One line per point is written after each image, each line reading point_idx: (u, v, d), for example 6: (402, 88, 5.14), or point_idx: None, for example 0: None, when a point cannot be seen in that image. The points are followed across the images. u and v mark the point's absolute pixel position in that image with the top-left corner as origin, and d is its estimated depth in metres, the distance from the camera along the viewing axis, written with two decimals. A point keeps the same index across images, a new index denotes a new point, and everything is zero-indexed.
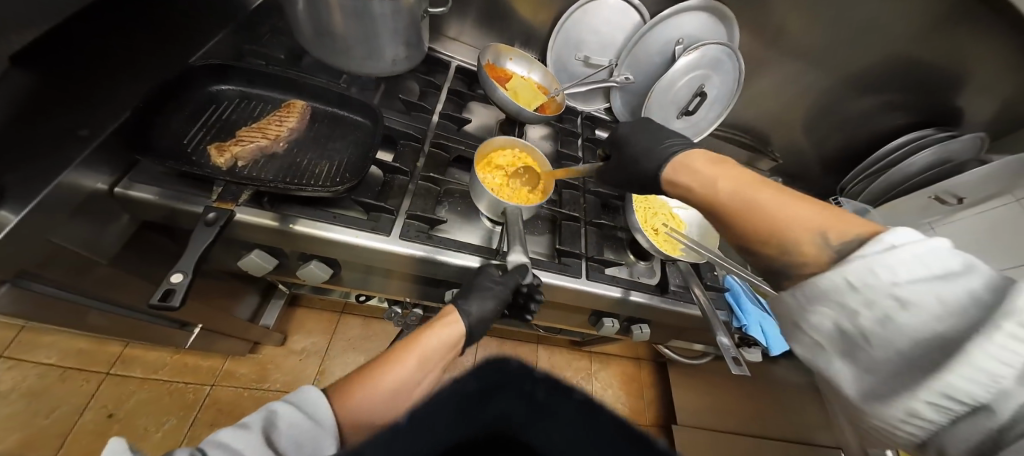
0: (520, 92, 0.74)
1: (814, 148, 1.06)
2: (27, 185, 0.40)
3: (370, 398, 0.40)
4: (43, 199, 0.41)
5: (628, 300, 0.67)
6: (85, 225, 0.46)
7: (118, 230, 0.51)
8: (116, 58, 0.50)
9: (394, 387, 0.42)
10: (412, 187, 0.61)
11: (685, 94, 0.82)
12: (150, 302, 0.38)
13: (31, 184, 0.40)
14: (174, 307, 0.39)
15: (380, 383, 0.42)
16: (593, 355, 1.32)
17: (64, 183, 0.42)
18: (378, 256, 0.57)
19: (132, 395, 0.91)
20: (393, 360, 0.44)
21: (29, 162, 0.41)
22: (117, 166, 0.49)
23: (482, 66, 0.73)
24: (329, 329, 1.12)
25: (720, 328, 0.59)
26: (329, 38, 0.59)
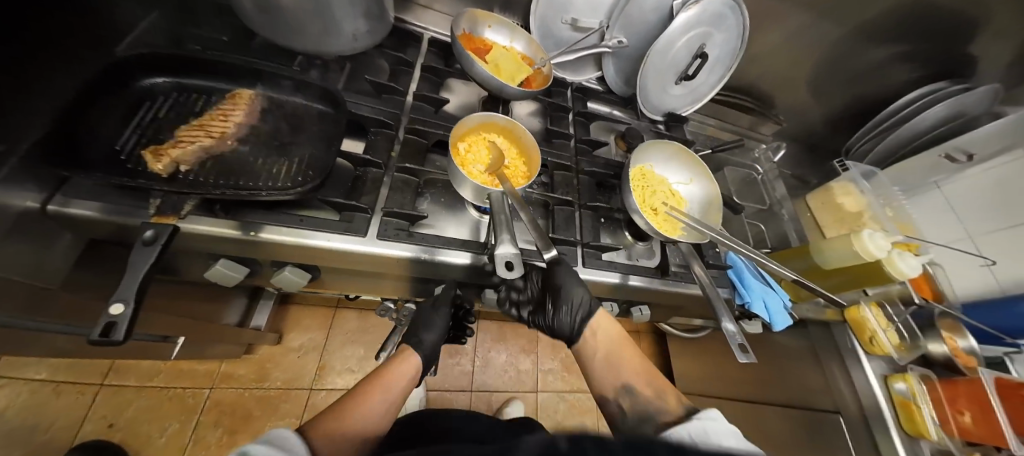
0: (502, 62, 0.66)
1: (819, 107, 0.99)
2: None
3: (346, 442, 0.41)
4: None
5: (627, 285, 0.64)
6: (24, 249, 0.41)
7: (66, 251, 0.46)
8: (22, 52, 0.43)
9: (360, 427, 0.43)
10: (387, 179, 0.56)
11: (683, 56, 0.75)
12: (92, 340, 0.34)
13: None
14: (118, 341, 0.35)
15: (349, 425, 0.43)
16: None
17: None
18: (356, 259, 0.52)
19: (131, 404, 0.90)
20: (359, 401, 0.45)
21: None
22: (46, 181, 0.43)
23: (457, 36, 0.65)
24: (326, 324, 1.10)
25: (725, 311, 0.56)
26: (276, 12, 0.51)
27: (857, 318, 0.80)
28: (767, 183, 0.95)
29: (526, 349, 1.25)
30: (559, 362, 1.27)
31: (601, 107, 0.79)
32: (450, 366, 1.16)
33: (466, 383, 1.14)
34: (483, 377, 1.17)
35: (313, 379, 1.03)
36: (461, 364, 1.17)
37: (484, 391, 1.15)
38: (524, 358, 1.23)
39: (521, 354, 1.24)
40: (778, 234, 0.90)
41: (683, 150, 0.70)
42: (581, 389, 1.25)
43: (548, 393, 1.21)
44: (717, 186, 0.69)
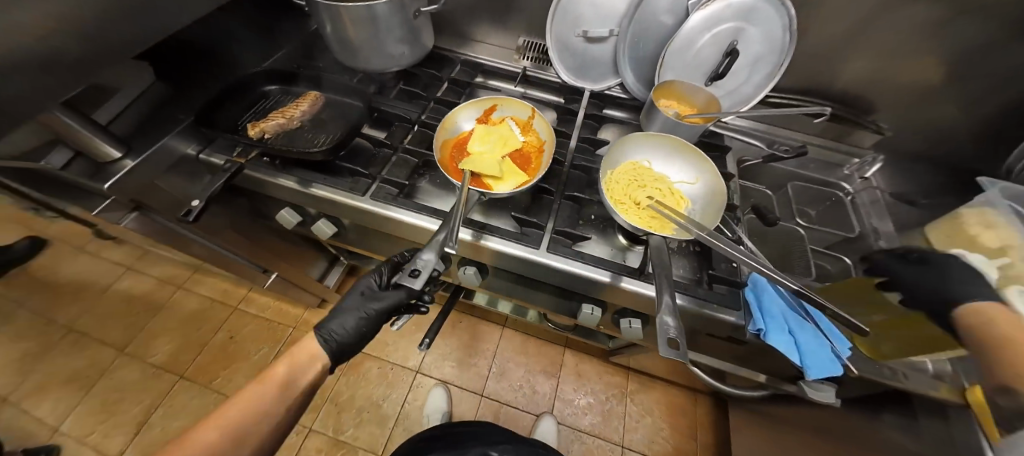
0: (477, 162, 0.62)
1: (954, 119, 0.73)
2: (145, 145, 0.61)
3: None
4: (151, 153, 0.61)
5: (618, 286, 0.59)
6: (175, 178, 0.66)
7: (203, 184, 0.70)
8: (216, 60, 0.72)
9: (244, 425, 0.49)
10: (394, 158, 0.69)
11: (710, 55, 0.71)
12: (181, 217, 0.57)
13: (146, 144, 0.61)
14: (191, 220, 0.56)
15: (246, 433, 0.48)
16: (633, 373, 1.15)
17: (164, 145, 0.63)
18: (358, 214, 0.66)
19: (246, 326, 1.18)
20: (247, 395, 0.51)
21: (145, 133, 0.62)
22: (201, 139, 0.67)
23: (459, 136, 0.68)
24: None
25: (665, 304, 0.45)
26: (348, 45, 0.73)
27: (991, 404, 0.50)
28: (860, 208, 0.75)
29: (547, 370, 1.15)
30: (584, 397, 1.11)
31: (622, 114, 0.82)
32: (467, 365, 1.15)
33: (478, 386, 1.12)
34: (495, 387, 1.12)
35: None
36: (477, 365, 1.15)
37: (494, 401, 1.09)
38: (543, 380, 1.13)
39: (540, 374, 1.14)
40: None
41: (685, 144, 0.63)
42: (605, 435, 1.05)
43: (563, 426, 1.05)
44: (723, 180, 0.59)
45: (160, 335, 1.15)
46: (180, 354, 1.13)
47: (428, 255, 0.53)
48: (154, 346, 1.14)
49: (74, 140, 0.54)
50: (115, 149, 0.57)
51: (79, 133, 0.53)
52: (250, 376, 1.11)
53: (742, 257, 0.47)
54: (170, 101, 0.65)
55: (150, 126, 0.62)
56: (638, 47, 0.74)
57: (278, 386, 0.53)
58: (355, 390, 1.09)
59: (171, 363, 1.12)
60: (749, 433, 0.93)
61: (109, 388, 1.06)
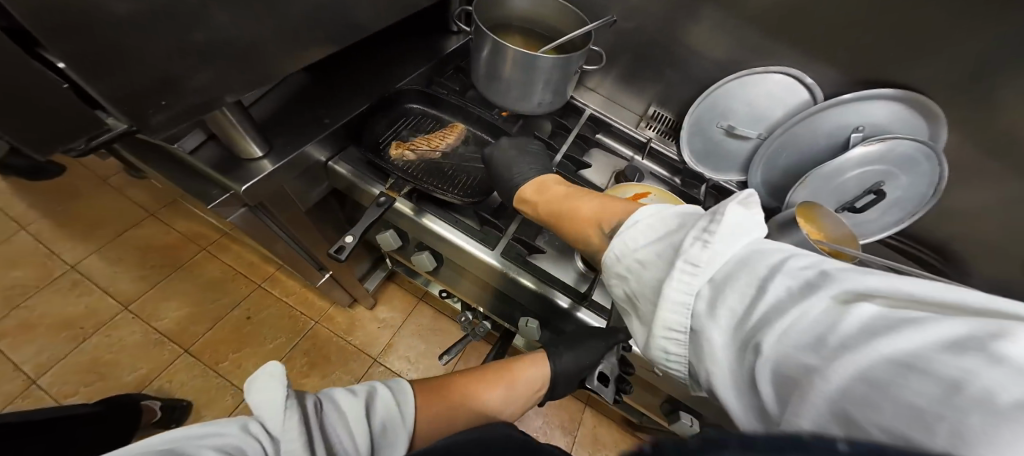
0: None
1: None
2: (286, 150, 0.53)
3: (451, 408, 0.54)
4: (290, 161, 0.53)
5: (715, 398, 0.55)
6: (301, 183, 0.59)
7: (318, 191, 0.63)
8: (358, 56, 0.66)
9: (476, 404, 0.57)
10: (522, 213, 0.65)
11: (853, 188, 0.71)
12: (331, 252, 0.52)
13: (288, 150, 0.53)
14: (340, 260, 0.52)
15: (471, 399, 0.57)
16: (647, 447, 1.14)
17: (304, 153, 0.54)
18: (477, 265, 0.61)
19: (266, 308, 1.08)
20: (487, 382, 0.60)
21: (290, 137, 0.54)
22: (336, 146, 0.60)
23: None
24: (409, 311, 1.17)
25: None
26: (496, 80, 0.69)
27: None
28: None
29: (566, 426, 1.13)
30: None
31: None
32: None
33: None
34: None
35: (380, 352, 1.10)
36: None
37: None
38: (560, 436, 1.11)
39: (558, 429, 1.12)
40: None
41: None
42: None
43: None
44: None
45: (162, 300, 1.05)
46: (187, 324, 1.02)
47: (613, 360, 0.61)
48: (162, 309, 1.03)
49: (219, 131, 0.47)
50: (258, 147, 0.51)
51: (230, 128, 0.47)
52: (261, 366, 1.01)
53: None
54: (307, 94, 0.59)
55: (290, 127, 0.55)
56: (778, 157, 0.74)
57: (508, 385, 0.61)
58: None
59: (176, 332, 1.01)
60: None
61: (102, 346, 0.96)
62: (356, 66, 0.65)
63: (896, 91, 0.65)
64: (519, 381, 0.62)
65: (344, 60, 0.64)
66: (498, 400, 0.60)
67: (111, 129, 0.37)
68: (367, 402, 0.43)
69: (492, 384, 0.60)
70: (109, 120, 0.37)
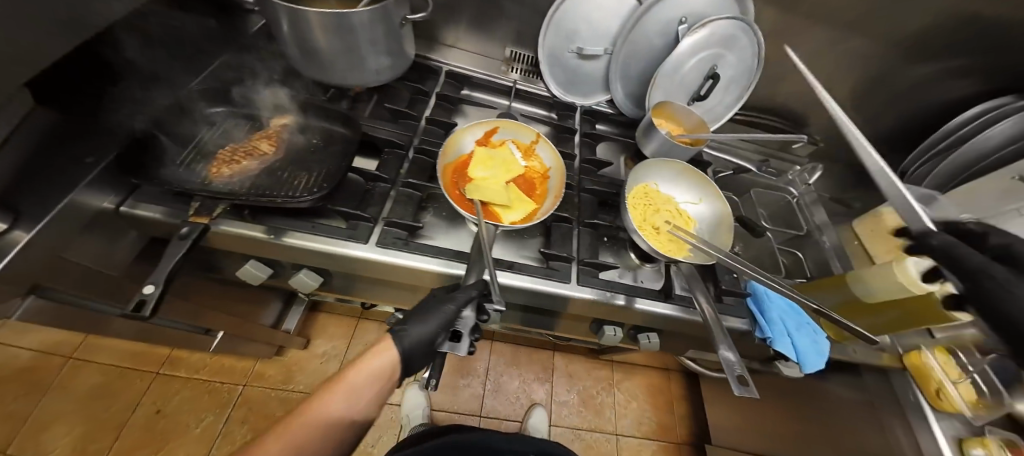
0: (483, 188, 0.57)
1: (863, 127, 0.90)
2: (38, 208, 0.43)
3: None
4: (57, 217, 0.44)
5: (632, 307, 0.61)
6: (91, 239, 0.50)
7: (126, 246, 0.54)
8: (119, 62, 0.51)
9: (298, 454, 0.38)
10: (393, 193, 0.61)
11: (695, 78, 0.76)
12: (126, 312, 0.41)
13: (41, 208, 0.43)
14: (145, 316, 0.41)
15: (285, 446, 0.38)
16: (616, 364, 1.23)
17: (73, 203, 0.46)
18: (356, 264, 0.56)
19: (177, 393, 0.95)
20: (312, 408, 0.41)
21: (43, 189, 0.43)
22: (121, 188, 0.52)
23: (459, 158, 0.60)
24: (347, 334, 1.10)
25: (722, 338, 0.47)
26: (314, 55, 0.61)
27: (919, 365, 0.63)
28: (804, 208, 0.89)
29: (541, 376, 1.15)
30: (579, 396, 1.15)
31: (610, 129, 0.83)
32: (460, 387, 1.10)
33: (476, 407, 1.07)
34: (493, 403, 1.09)
35: None
36: (471, 386, 1.10)
37: (494, 417, 1.06)
38: (539, 387, 1.13)
39: (535, 382, 1.14)
40: (822, 262, 0.82)
41: (687, 167, 0.67)
42: (601, 428, 1.11)
43: (564, 429, 1.08)
44: (728, 203, 0.65)
45: (49, 428, 0.87)
46: (84, 446, 0.86)
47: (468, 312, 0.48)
48: (43, 443, 0.85)
49: None
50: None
51: None
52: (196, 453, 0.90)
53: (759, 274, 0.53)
54: (57, 132, 0.44)
55: (38, 181, 0.43)
56: (629, 66, 0.76)
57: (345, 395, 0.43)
58: None
59: None
60: (721, 403, 1.08)
61: None
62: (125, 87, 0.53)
63: None
64: (359, 382, 0.44)
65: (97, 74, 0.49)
66: (343, 423, 0.42)
67: None
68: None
69: (322, 407, 0.41)
70: None
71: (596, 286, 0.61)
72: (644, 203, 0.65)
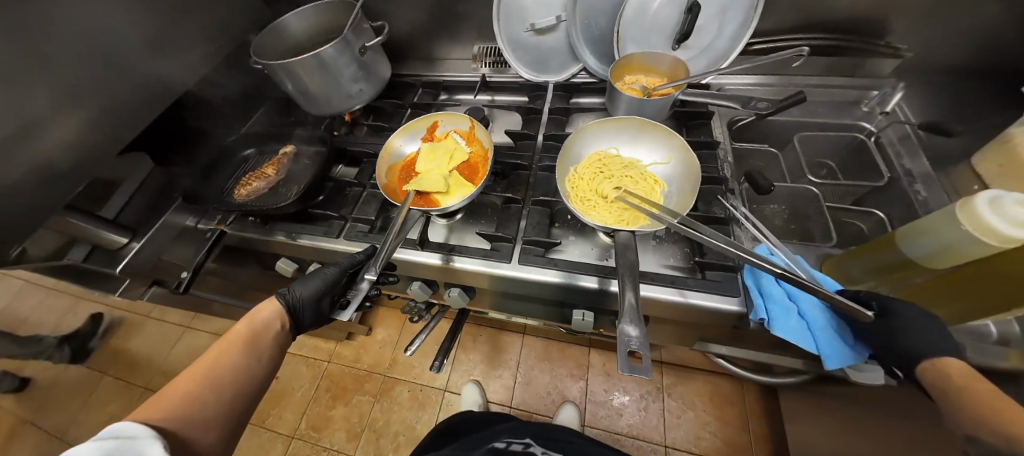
0: (422, 179, 0.61)
1: None
2: (145, 228, 0.68)
3: (168, 417, 0.40)
4: (153, 233, 0.68)
5: (608, 290, 0.54)
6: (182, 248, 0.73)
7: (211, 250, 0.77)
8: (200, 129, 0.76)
9: (215, 389, 0.44)
10: (364, 194, 0.71)
11: (669, 17, 0.65)
12: (176, 290, 0.60)
13: (148, 227, 0.68)
14: (181, 290, 0.59)
15: (196, 387, 0.44)
16: (667, 366, 1.07)
17: (165, 221, 0.69)
18: (338, 256, 0.66)
19: (286, 365, 1.25)
20: (212, 356, 0.47)
21: (148, 214, 0.68)
22: (198, 211, 0.73)
23: (408, 157, 0.67)
24: (401, 324, 1.28)
25: (628, 312, 0.40)
26: (308, 95, 0.75)
27: None
28: (889, 147, 0.63)
29: (575, 373, 1.10)
30: (618, 397, 1.05)
31: (593, 100, 0.77)
32: (493, 378, 1.14)
33: (506, 398, 1.09)
34: (523, 397, 1.09)
35: (388, 367, 1.21)
36: (502, 377, 1.13)
37: (525, 411, 1.07)
38: (571, 384, 1.08)
39: (569, 378, 1.10)
40: (908, 220, 0.57)
41: (648, 122, 0.57)
42: (644, 435, 0.98)
43: (597, 431, 1.00)
44: (694, 153, 0.52)
45: None
46: None
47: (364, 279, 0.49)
48: None
49: (83, 235, 0.61)
50: (120, 235, 0.65)
51: (85, 229, 0.61)
52: (295, 411, 1.17)
53: (711, 243, 0.42)
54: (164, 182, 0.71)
55: (149, 209, 0.69)
56: (589, 26, 0.70)
57: (244, 341, 0.50)
58: (390, 416, 1.13)
59: None
60: (804, 422, 0.83)
61: None
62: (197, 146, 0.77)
63: None
64: (256, 334, 0.51)
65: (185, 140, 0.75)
66: (248, 364, 0.48)
67: None
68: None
69: (226, 354, 0.48)
70: None
71: (540, 266, 0.57)
72: (592, 174, 0.58)
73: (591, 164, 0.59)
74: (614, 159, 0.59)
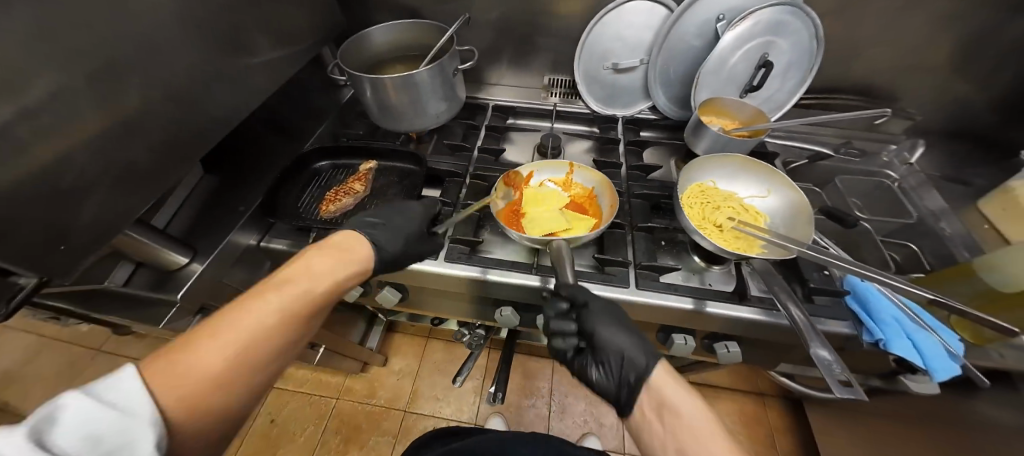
0: (542, 219, 0.62)
1: (974, 94, 0.76)
2: (211, 246, 0.60)
3: (223, 353, 0.38)
4: (221, 251, 0.60)
5: (704, 312, 0.59)
6: (240, 272, 0.65)
7: (263, 273, 0.68)
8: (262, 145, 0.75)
9: (273, 328, 0.42)
10: (455, 214, 0.68)
11: (744, 70, 0.74)
12: None
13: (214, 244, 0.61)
14: None
15: (256, 320, 0.41)
16: (696, 387, 1.12)
17: (231, 241, 0.62)
18: (432, 278, 0.65)
19: (286, 405, 1.10)
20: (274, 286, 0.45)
21: (210, 229, 0.62)
22: (262, 226, 0.66)
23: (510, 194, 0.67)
24: (421, 352, 1.20)
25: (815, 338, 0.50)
26: (388, 109, 0.72)
27: None
28: (909, 193, 0.76)
29: None
30: None
31: (656, 134, 0.83)
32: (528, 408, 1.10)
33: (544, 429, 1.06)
34: (561, 426, 1.07)
35: (407, 402, 1.12)
36: (537, 406, 1.10)
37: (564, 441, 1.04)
38: (608, 410, 1.09)
39: (604, 404, 1.10)
40: (940, 254, 0.68)
41: (750, 160, 0.67)
42: None
43: None
44: (804, 194, 0.62)
45: None
46: None
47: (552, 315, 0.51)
48: None
49: (142, 255, 0.54)
50: (182, 254, 0.57)
51: (146, 247, 0.54)
52: None
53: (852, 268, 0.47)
54: (221, 189, 0.67)
55: (207, 225, 0.62)
56: (669, 70, 0.77)
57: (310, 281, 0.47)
58: None
59: None
60: (833, 434, 0.92)
61: None
62: (255, 159, 0.73)
63: None
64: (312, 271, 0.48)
65: (249, 152, 0.73)
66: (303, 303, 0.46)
67: (24, 288, 0.40)
68: (43, 435, 0.28)
69: (258, 311, 0.42)
70: (22, 281, 0.40)
71: (656, 290, 0.60)
72: (706, 206, 0.64)
73: (699, 197, 0.66)
74: (718, 193, 0.67)
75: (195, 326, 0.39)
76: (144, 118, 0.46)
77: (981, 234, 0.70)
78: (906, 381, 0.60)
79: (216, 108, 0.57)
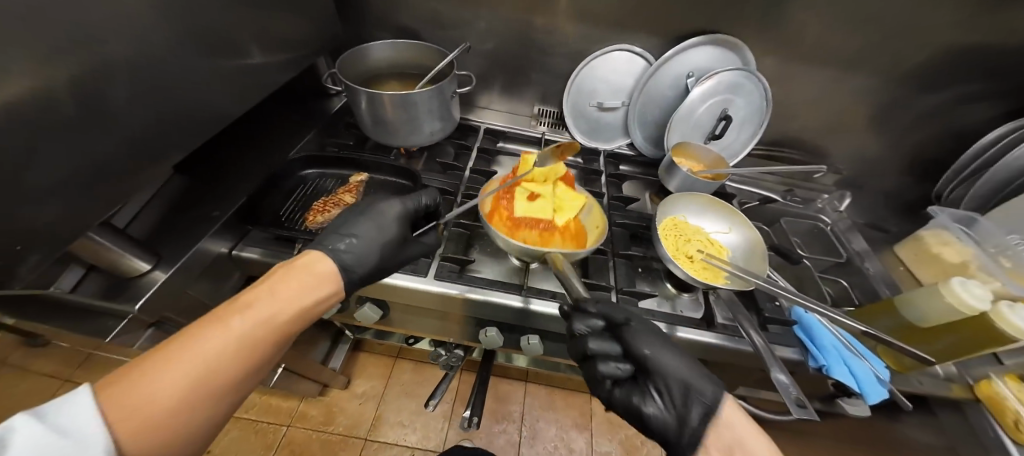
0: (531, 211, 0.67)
1: (886, 156, 0.92)
2: (177, 255, 0.54)
3: (166, 388, 0.35)
4: (185, 261, 0.54)
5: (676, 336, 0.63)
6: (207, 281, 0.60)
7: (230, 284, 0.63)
8: (243, 148, 0.71)
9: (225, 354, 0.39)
10: (446, 232, 0.70)
11: (708, 120, 0.84)
12: None
13: (180, 252, 0.55)
14: None
15: (206, 348, 0.38)
16: None
17: (200, 250, 0.56)
18: (419, 296, 0.64)
19: (227, 433, 0.99)
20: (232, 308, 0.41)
21: (173, 236, 0.56)
22: (237, 233, 0.62)
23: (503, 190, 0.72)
24: (387, 374, 1.15)
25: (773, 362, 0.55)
26: (383, 124, 0.73)
27: (991, 396, 0.61)
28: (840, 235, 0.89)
29: (579, 423, 1.12)
30: (619, 445, 1.10)
31: (633, 169, 0.90)
32: (497, 433, 1.08)
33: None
34: (530, 452, 1.05)
35: (369, 429, 1.05)
36: (507, 431, 1.08)
37: None
38: (577, 435, 1.09)
39: (573, 429, 1.11)
40: (866, 288, 0.80)
41: (714, 200, 0.75)
42: None
43: None
44: (758, 231, 0.71)
45: None
46: None
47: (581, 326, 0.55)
48: None
49: (96, 258, 0.48)
50: (144, 261, 0.52)
51: (104, 250, 0.48)
52: None
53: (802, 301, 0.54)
54: (189, 192, 0.61)
55: (173, 230, 0.57)
56: (646, 113, 0.85)
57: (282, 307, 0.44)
58: None
59: None
60: None
61: None
62: (233, 163, 0.68)
63: (704, 38, 0.78)
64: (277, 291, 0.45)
65: (227, 155, 0.69)
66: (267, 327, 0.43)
67: None
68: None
69: (220, 330, 0.39)
70: None
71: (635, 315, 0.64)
72: (678, 238, 0.70)
73: (673, 229, 0.72)
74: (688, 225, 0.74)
75: (146, 354, 0.37)
76: (127, 110, 0.44)
77: (897, 273, 0.83)
78: (843, 404, 0.66)
79: (206, 106, 0.55)
